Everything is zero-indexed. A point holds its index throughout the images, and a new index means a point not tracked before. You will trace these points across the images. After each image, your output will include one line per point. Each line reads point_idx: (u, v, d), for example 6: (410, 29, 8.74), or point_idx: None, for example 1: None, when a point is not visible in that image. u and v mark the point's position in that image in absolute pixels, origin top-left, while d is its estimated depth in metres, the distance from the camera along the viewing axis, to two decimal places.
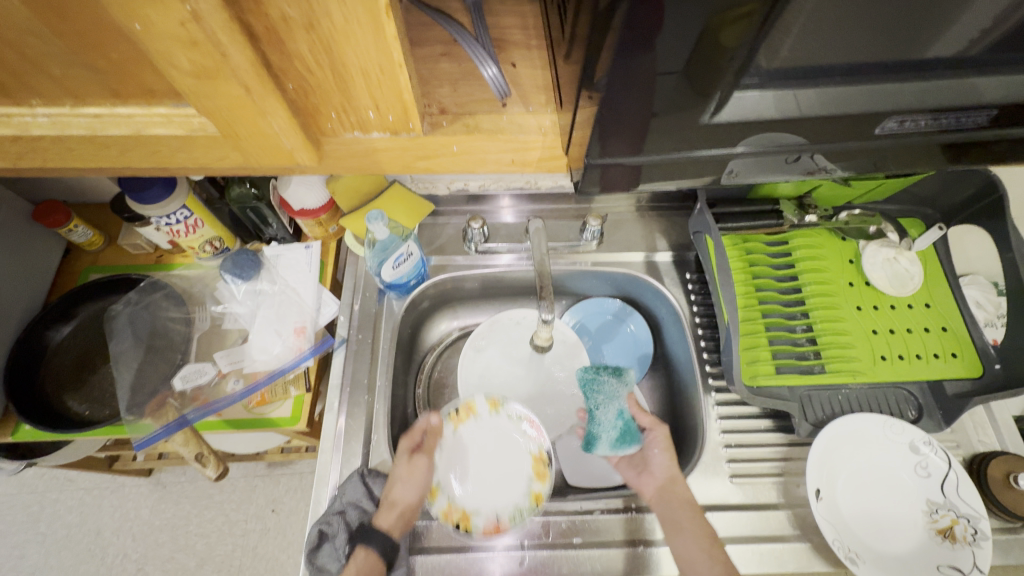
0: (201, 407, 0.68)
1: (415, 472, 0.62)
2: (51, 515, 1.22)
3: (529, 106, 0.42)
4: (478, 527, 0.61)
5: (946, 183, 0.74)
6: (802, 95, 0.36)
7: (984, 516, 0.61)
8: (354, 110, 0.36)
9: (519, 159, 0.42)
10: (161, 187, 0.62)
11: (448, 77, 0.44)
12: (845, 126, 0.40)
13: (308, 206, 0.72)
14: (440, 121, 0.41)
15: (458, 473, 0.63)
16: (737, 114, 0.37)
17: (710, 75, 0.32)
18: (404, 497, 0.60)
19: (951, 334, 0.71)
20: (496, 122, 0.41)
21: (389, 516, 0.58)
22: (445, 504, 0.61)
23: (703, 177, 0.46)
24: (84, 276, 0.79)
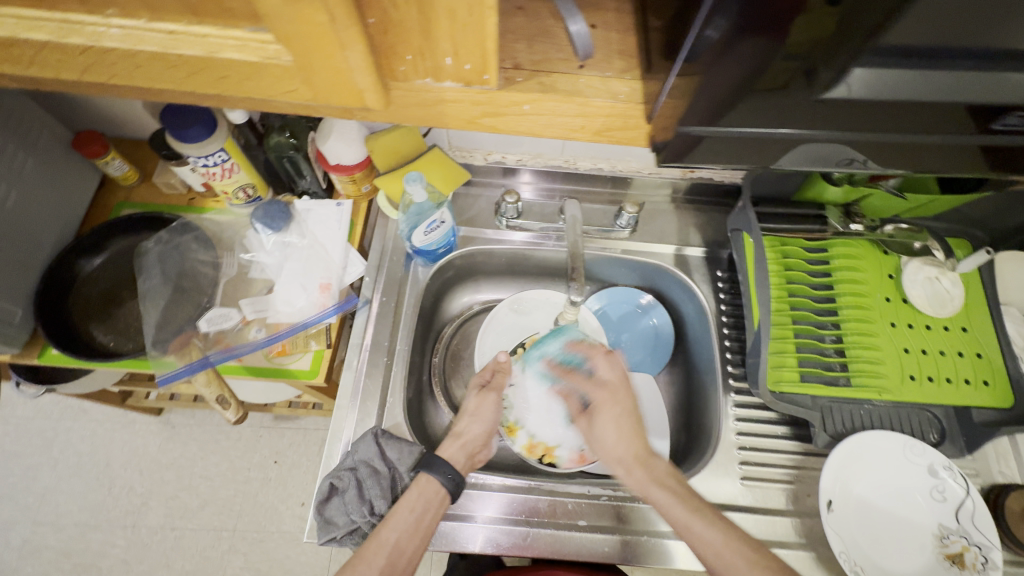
0: (224, 350, 0.69)
1: (480, 407, 0.66)
2: (64, 442, 1.26)
3: (605, 71, 0.42)
4: (562, 459, 0.68)
5: (1004, 207, 0.71)
6: (903, 77, 0.34)
7: (996, 546, 0.60)
8: (431, 56, 0.35)
9: (589, 126, 0.42)
10: (202, 128, 0.62)
11: (523, 33, 0.44)
12: (944, 118, 0.38)
13: (344, 162, 0.71)
14: (515, 77, 0.40)
15: (532, 412, 0.69)
16: (860, 91, 0.35)
17: (835, 45, 0.32)
18: (468, 430, 0.65)
19: (987, 361, 0.68)
20: (573, 84, 0.41)
21: (452, 446, 0.63)
22: (527, 441, 0.68)
23: (770, 159, 0.44)
24: (117, 210, 0.79)
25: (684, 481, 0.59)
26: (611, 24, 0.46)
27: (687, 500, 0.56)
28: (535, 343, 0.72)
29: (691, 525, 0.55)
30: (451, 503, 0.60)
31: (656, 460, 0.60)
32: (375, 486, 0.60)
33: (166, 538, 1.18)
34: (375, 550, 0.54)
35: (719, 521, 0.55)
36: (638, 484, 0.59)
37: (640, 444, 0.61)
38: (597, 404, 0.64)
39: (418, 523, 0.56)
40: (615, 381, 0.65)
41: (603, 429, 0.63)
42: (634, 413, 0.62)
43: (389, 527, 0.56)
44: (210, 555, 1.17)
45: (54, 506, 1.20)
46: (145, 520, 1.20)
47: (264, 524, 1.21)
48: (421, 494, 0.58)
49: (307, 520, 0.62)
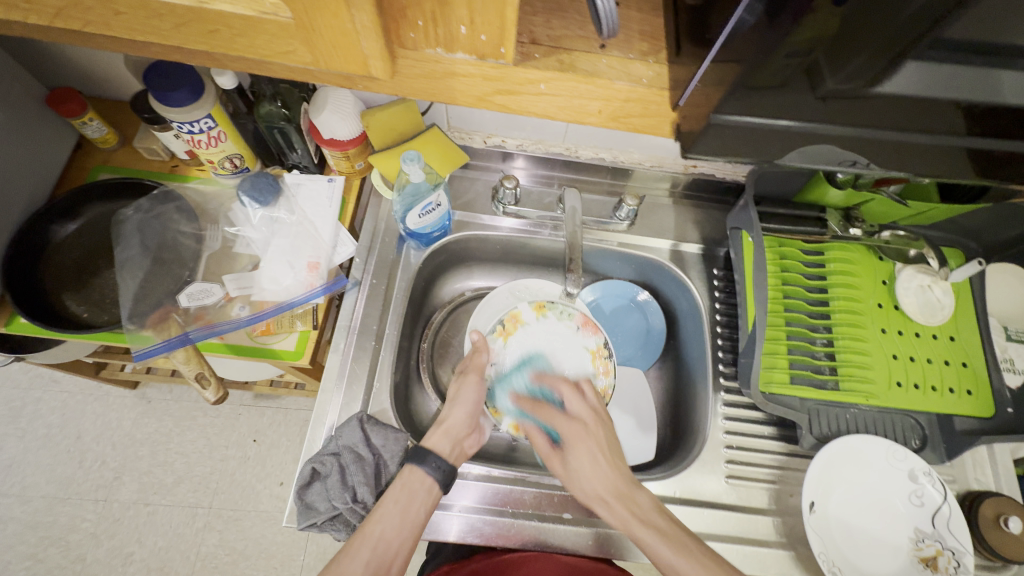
0: (205, 327, 0.66)
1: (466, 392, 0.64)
2: (33, 413, 1.22)
3: (627, 53, 0.41)
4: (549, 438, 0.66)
5: (999, 219, 0.70)
6: (938, 74, 0.33)
7: (969, 551, 0.61)
8: (445, 23, 0.33)
9: (607, 111, 0.42)
10: (187, 91, 0.58)
11: (542, 7, 0.42)
12: (943, 117, 0.36)
13: (338, 136, 0.68)
14: (533, 53, 0.39)
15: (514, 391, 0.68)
16: (902, 87, 0.33)
17: (883, 47, 0.30)
18: (454, 420, 0.62)
19: (970, 371, 0.69)
20: (594, 65, 0.40)
21: (438, 437, 0.60)
22: (512, 421, 0.67)
23: (779, 155, 0.42)
24: (93, 174, 0.75)
25: (668, 515, 0.56)
26: (629, 6, 0.44)
27: (673, 536, 0.54)
28: (515, 321, 0.73)
29: (680, 568, 0.52)
30: (441, 492, 0.58)
31: (639, 493, 0.57)
32: (358, 472, 0.59)
33: (138, 514, 1.16)
34: (360, 543, 0.53)
35: (704, 557, 0.52)
36: (620, 522, 0.55)
37: (621, 479, 0.58)
38: (570, 438, 0.61)
39: (403, 514, 0.54)
40: (587, 416, 0.62)
41: (580, 465, 0.59)
42: (611, 442, 0.60)
43: (374, 519, 0.54)
44: (184, 532, 1.15)
45: (21, 477, 1.17)
46: (116, 494, 1.17)
47: (240, 503, 1.19)
48: (406, 487, 0.56)
49: (287, 504, 0.60)
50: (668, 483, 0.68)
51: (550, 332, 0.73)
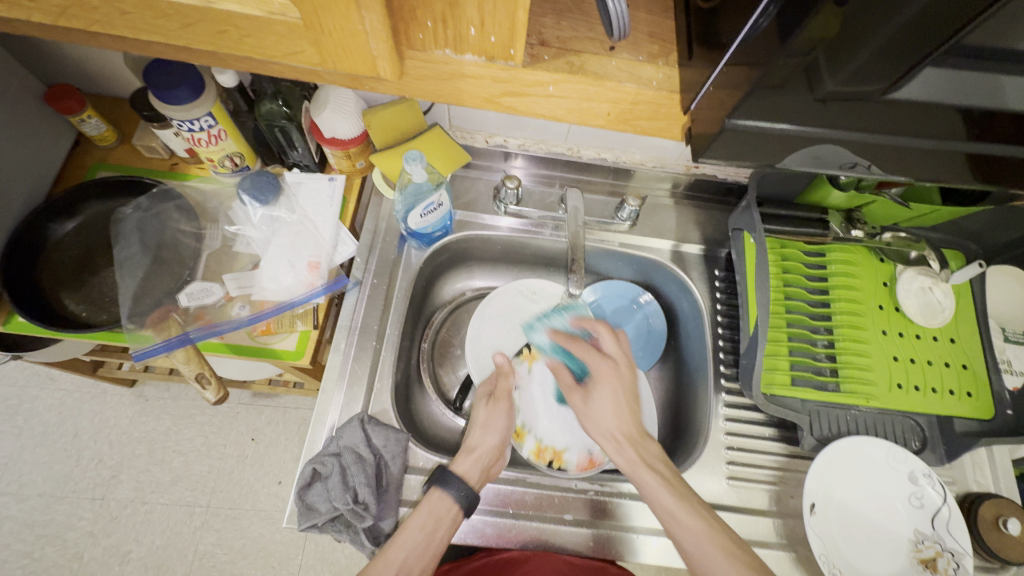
0: (206, 327, 0.66)
1: (491, 418, 0.65)
2: (30, 411, 1.21)
3: (638, 55, 0.41)
4: (571, 464, 0.68)
5: (999, 221, 0.70)
6: (953, 78, 0.33)
7: (969, 552, 0.61)
8: (455, 24, 0.33)
9: (614, 113, 0.42)
10: (188, 90, 0.58)
11: (550, 7, 0.42)
12: (944, 121, 0.36)
13: (339, 136, 0.68)
14: (541, 54, 0.38)
15: (536, 415, 0.70)
16: (916, 94, 0.34)
17: (893, 55, 0.31)
18: (480, 443, 0.63)
19: (970, 373, 0.69)
20: (602, 67, 0.39)
21: (465, 461, 0.61)
22: (534, 445, 0.69)
23: (783, 158, 0.42)
24: (91, 172, 0.74)
25: (673, 467, 0.60)
26: (637, 8, 0.44)
27: (672, 483, 0.58)
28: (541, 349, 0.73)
29: (675, 512, 0.56)
30: (463, 517, 0.58)
31: (649, 441, 0.62)
32: (359, 473, 0.58)
33: (136, 512, 1.15)
34: (382, 568, 0.52)
35: (703, 511, 0.56)
36: (628, 462, 0.60)
37: (633, 424, 0.63)
38: (599, 375, 0.66)
39: (428, 541, 0.55)
40: (619, 358, 0.67)
41: (602, 404, 0.64)
42: (632, 389, 0.65)
43: (397, 545, 0.54)
44: (182, 531, 1.15)
45: (17, 475, 1.16)
46: (114, 493, 1.16)
47: (238, 502, 1.19)
48: (431, 513, 0.56)
49: (288, 505, 0.60)
50: None
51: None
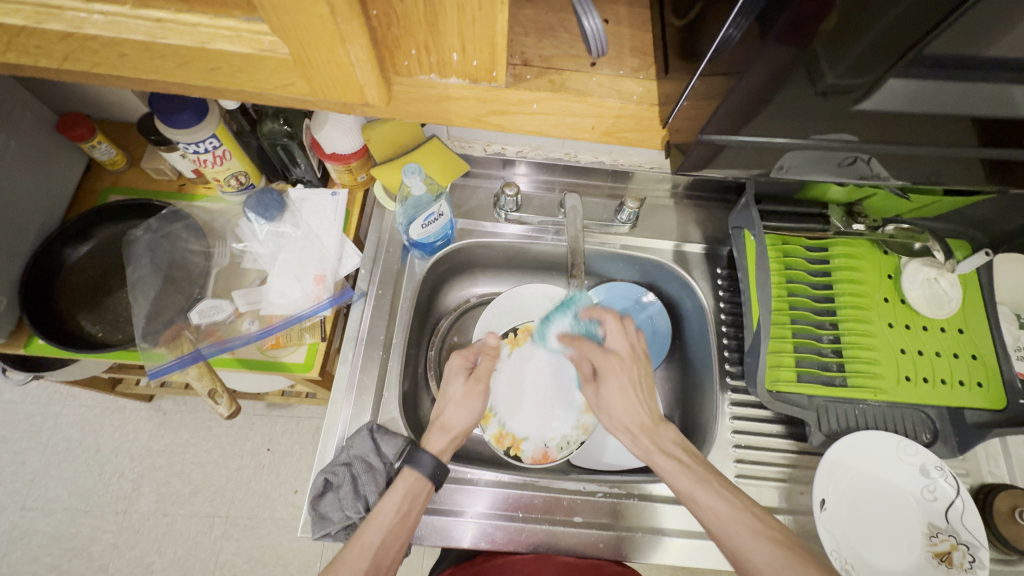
0: (216, 343, 0.67)
1: (469, 396, 0.64)
2: (53, 428, 1.25)
3: (617, 69, 0.42)
4: (527, 454, 0.70)
5: (1003, 209, 0.69)
6: (924, 90, 0.34)
7: (984, 545, 0.60)
8: (437, 50, 0.33)
9: (600, 127, 0.43)
10: (191, 113, 0.59)
11: (531, 26, 0.43)
12: (947, 125, 0.37)
13: (340, 151, 0.69)
14: (524, 74, 0.40)
15: (509, 404, 0.72)
16: (890, 102, 0.35)
17: (874, 55, 0.31)
18: (455, 421, 0.63)
19: (981, 363, 0.68)
20: (584, 83, 0.40)
21: (439, 440, 0.61)
22: (497, 430, 0.71)
23: (778, 159, 0.43)
24: (103, 196, 0.76)
25: (694, 452, 0.60)
26: (619, 21, 0.45)
27: (688, 463, 0.58)
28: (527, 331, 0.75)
29: (696, 494, 0.56)
30: (434, 492, 0.60)
31: (666, 428, 0.62)
32: (370, 481, 0.60)
33: (157, 524, 1.18)
34: (358, 553, 0.53)
35: (725, 490, 0.56)
36: (643, 449, 0.61)
37: (646, 413, 0.62)
38: (606, 370, 0.65)
39: (403, 521, 0.56)
40: (625, 351, 0.65)
41: (611, 395, 0.64)
42: (644, 379, 0.64)
43: (373, 528, 0.55)
44: (202, 541, 1.17)
45: (43, 490, 1.19)
46: (136, 505, 1.19)
47: (256, 511, 1.21)
48: (407, 492, 0.57)
49: (301, 513, 0.61)
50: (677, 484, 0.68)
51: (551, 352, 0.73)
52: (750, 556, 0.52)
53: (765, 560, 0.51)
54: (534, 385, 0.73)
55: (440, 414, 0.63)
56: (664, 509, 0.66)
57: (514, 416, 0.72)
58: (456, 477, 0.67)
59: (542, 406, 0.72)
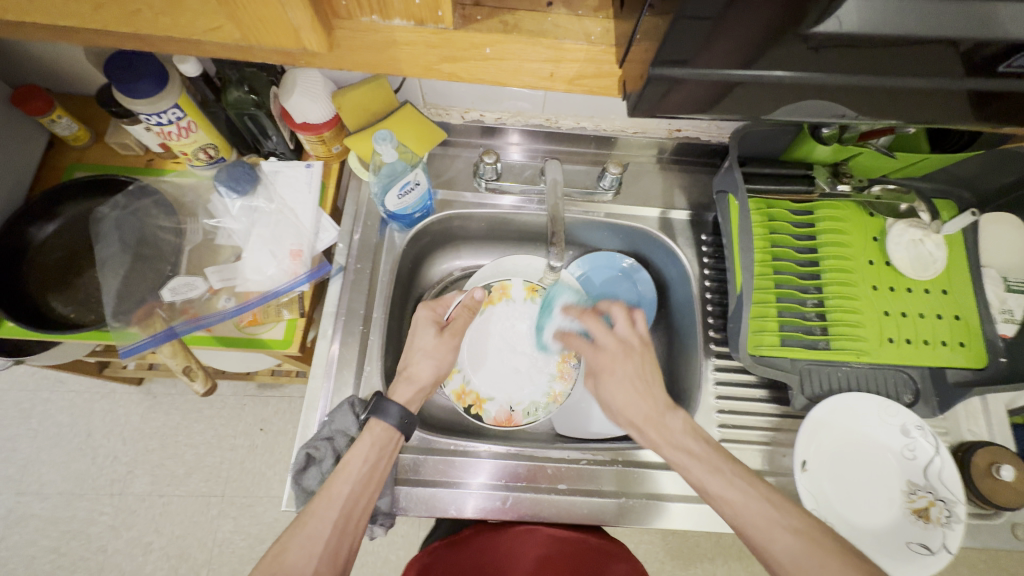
0: (191, 320, 0.66)
1: (439, 349, 0.65)
2: (42, 414, 1.24)
3: (575, 9, 0.42)
4: (488, 414, 0.71)
5: (989, 166, 0.68)
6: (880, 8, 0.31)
7: (961, 500, 0.61)
8: None
9: (559, 73, 0.43)
10: (150, 83, 0.56)
11: None
12: (929, 52, 0.33)
13: (311, 121, 0.66)
14: (474, 15, 0.41)
15: (476, 362, 0.72)
16: (863, 24, 0.32)
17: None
18: (421, 372, 0.64)
19: (963, 323, 0.68)
20: (540, 24, 0.41)
21: (406, 390, 0.61)
22: (459, 386, 0.71)
23: (771, 111, 0.41)
24: (67, 173, 0.74)
25: (704, 438, 0.59)
26: None
27: (701, 454, 0.57)
28: (503, 291, 0.76)
29: (709, 484, 0.56)
30: (404, 442, 0.61)
31: (674, 417, 0.60)
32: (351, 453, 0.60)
33: (153, 505, 1.19)
34: (326, 504, 0.54)
35: (740, 480, 0.55)
36: (651, 443, 0.60)
37: (651, 404, 0.61)
38: (601, 367, 0.65)
39: (372, 471, 0.56)
40: (615, 345, 0.64)
41: (612, 391, 0.64)
42: (646, 368, 0.63)
43: (341, 479, 0.55)
44: (199, 520, 1.18)
45: (37, 475, 1.20)
46: (131, 487, 1.20)
47: (253, 489, 1.22)
48: (374, 443, 0.58)
49: (286, 489, 0.61)
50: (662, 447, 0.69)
51: (525, 314, 0.75)
52: (770, 546, 0.51)
53: (783, 551, 0.50)
54: (504, 346, 0.74)
55: (407, 365, 0.64)
56: (647, 473, 0.66)
57: (480, 374, 0.72)
58: (441, 448, 0.67)
59: (512, 368, 0.73)
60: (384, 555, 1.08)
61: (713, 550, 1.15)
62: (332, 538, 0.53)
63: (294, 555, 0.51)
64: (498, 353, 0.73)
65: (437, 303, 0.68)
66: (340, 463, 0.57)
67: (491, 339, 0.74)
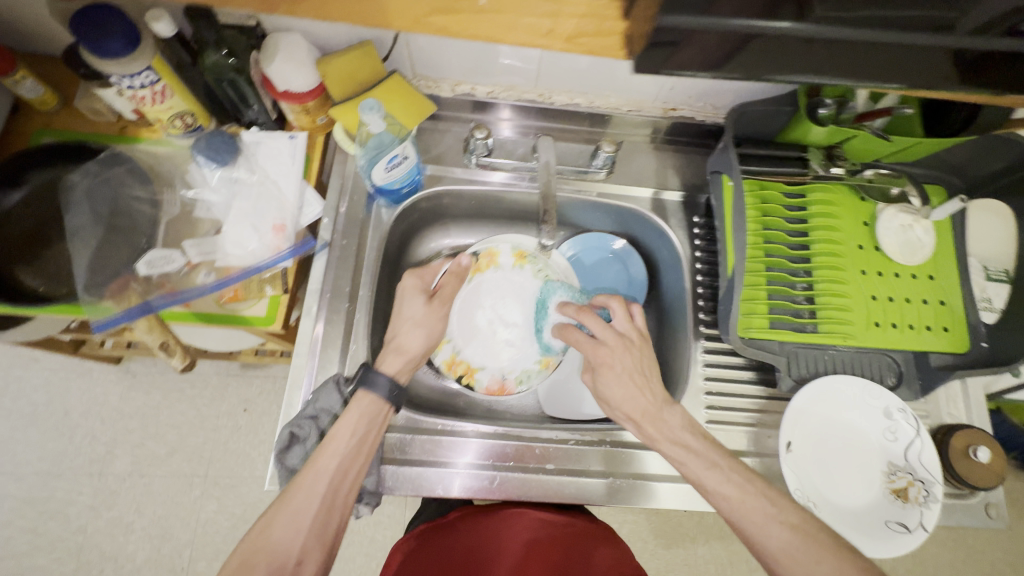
0: (168, 294, 0.64)
1: (428, 317, 0.64)
2: (16, 392, 1.20)
3: None
4: (479, 384, 0.72)
5: (981, 152, 0.68)
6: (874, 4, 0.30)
7: (939, 481, 0.63)
8: None
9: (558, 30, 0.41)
10: (121, 41, 0.53)
11: None
12: (920, 47, 0.34)
13: (294, 89, 0.64)
14: None
15: (465, 332, 0.73)
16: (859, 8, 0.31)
17: None
18: (410, 343, 0.62)
19: (947, 308, 0.69)
20: None
21: (395, 361, 0.60)
22: (448, 356, 0.72)
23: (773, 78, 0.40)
24: (35, 138, 0.70)
25: (701, 434, 0.59)
26: None
27: (704, 450, 0.57)
28: (491, 258, 0.76)
29: (705, 481, 0.56)
30: (393, 414, 0.60)
31: (672, 411, 0.59)
32: None
33: (134, 485, 1.17)
34: (313, 478, 0.53)
35: (736, 475, 0.55)
36: (648, 438, 0.59)
37: (649, 399, 0.60)
38: (601, 361, 0.63)
39: (360, 444, 0.55)
40: (615, 338, 0.63)
41: (613, 385, 0.61)
42: (645, 363, 0.62)
43: (328, 454, 0.54)
44: (181, 500, 1.17)
45: (12, 455, 1.17)
46: (111, 468, 1.17)
47: (236, 470, 1.20)
48: (362, 416, 0.56)
49: (269, 468, 0.60)
50: None
51: (513, 280, 0.76)
52: (765, 542, 0.52)
53: (778, 546, 0.51)
54: (493, 316, 0.75)
55: (395, 336, 0.62)
56: (635, 454, 0.67)
57: (470, 344, 0.73)
58: (429, 428, 0.66)
59: (502, 339, 0.74)
60: (370, 535, 1.08)
61: (696, 530, 1.17)
62: (320, 512, 0.52)
63: (278, 530, 0.51)
64: (489, 324, 0.74)
65: (424, 271, 0.65)
66: (326, 437, 0.55)
67: (480, 307, 0.75)
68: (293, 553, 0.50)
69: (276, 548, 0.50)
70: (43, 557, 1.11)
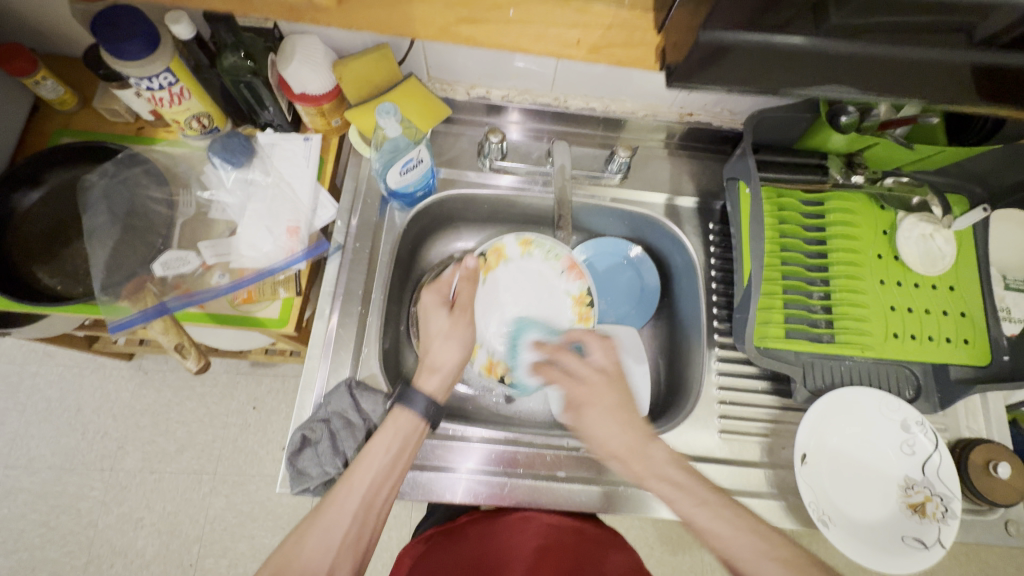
0: (183, 296, 0.64)
1: (455, 328, 0.64)
2: (31, 387, 1.22)
3: None
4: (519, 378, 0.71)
5: (1006, 161, 0.67)
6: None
7: (957, 497, 0.62)
8: None
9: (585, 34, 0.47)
10: (140, 43, 0.53)
11: None
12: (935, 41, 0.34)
13: (310, 91, 0.64)
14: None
15: (493, 331, 0.72)
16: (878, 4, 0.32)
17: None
18: (444, 360, 0.62)
19: (969, 321, 0.67)
20: None
21: (434, 381, 0.60)
22: (485, 359, 0.71)
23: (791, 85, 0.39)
24: (54, 138, 0.71)
25: (686, 467, 0.57)
26: None
27: (689, 489, 0.55)
28: (499, 254, 0.74)
29: (694, 516, 0.54)
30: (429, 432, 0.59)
31: (655, 447, 0.58)
32: (348, 437, 0.60)
33: (145, 481, 1.18)
34: (347, 494, 0.53)
35: (726, 510, 0.53)
36: (635, 474, 0.57)
37: (632, 435, 0.59)
38: (582, 398, 0.62)
39: (395, 461, 0.55)
40: (596, 376, 0.63)
41: (592, 422, 0.60)
42: (625, 398, 0.61)
43: (363, 469, 0.54)
44: (191, 497, 1.18)
45: (25, 449, 1.18)
46: (122, 463, 1.18)
47: (244, 468, 1.21)
48: (397, 433, 0.56)
49: (279, 470, 0.60)
50: (666, 437, 0.68)
51: (527, 268, 0.74)
52: None
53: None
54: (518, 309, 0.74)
55: (428, 353, 0.62)
56: None
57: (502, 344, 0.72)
58: (440, 433, 0.66)
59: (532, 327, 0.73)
60: None
61: None
62: (352, 526, 0.52)
63: (311, 543, 0.51)
64: (517, 321, 0.73)
65: (440, 285, 0.66)
66: (360, 454, 0.55)
67: (502, 300, 0.74)
68: (324, 567, 0.50)
69: (307, 563, 0.50)
70: (55, 551, 1.12)
